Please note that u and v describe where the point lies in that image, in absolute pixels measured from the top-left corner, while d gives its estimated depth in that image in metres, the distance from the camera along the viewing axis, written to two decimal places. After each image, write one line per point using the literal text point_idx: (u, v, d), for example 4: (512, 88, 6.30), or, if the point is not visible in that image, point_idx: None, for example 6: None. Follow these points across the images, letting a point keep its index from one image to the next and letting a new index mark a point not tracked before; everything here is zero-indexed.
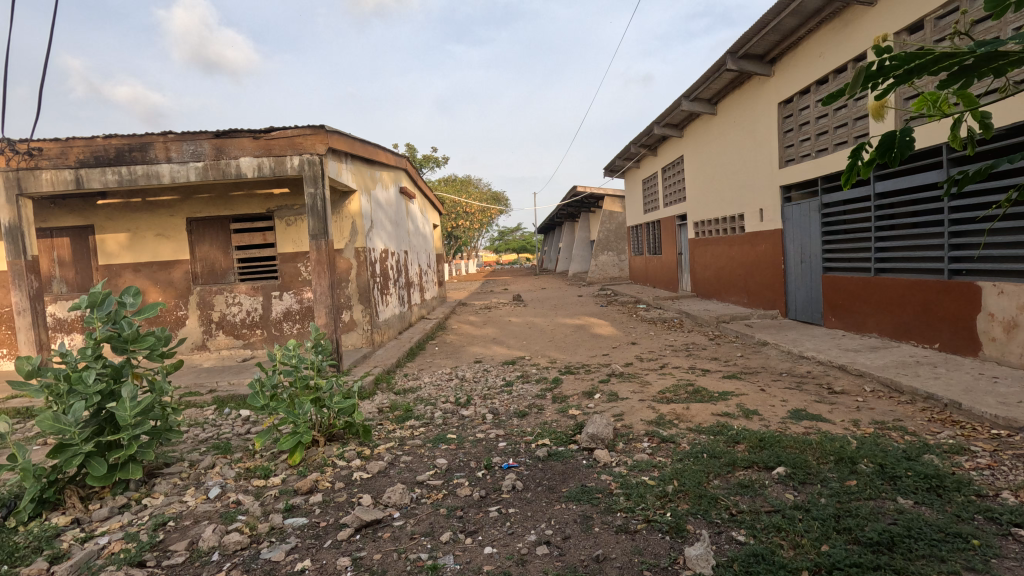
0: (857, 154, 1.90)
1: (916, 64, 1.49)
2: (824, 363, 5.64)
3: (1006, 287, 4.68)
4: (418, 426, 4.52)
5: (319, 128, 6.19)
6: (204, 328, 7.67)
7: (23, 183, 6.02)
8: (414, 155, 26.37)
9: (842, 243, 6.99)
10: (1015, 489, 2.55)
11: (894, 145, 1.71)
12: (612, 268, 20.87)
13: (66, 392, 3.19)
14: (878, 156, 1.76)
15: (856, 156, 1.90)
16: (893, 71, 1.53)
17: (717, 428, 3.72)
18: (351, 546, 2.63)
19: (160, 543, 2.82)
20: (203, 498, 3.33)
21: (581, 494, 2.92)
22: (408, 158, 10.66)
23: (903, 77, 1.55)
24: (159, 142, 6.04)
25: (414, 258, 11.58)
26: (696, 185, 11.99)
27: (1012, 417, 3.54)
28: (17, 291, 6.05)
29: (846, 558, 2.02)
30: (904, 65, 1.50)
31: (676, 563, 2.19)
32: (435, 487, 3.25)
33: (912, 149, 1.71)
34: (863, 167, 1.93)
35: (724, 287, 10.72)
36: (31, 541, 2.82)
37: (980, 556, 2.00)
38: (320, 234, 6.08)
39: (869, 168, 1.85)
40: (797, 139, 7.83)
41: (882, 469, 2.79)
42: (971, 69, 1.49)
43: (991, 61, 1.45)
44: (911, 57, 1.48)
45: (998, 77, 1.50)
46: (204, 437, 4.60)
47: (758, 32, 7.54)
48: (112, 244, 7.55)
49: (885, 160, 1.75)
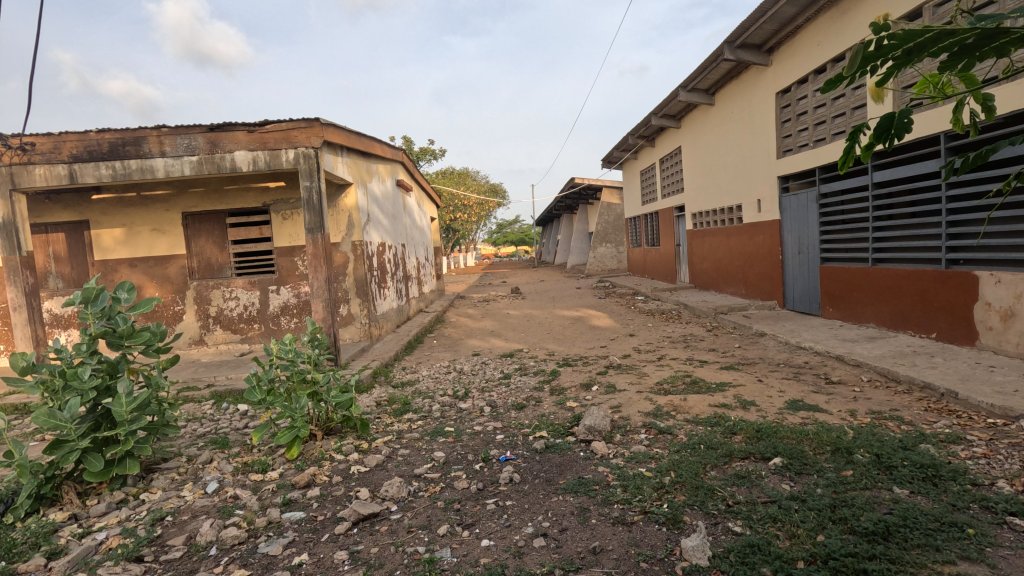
0: (854, 138, 1.91)
1: (916, 45, 1.49)
2: (822, 353, 5.65)
3: (1003, 276, 4.67)
4: (416, 419, 4.53)
5: (314, 121, 6.14)
6: (201, 323, 7.66)
7: (17, 178, 5.98)
8: (410, 148, 26.19)
9: (840, 233, 6.98)
10: (1011, 478, 2.55)
11: (894, 125, 1.74)
12: (610, 260, 20.85)
13: (62, 388, 3.18)
14: (877, 138, 1.79)
15: (854, 140, 1.92)
16: (893, 52, 1.53)
17: (714, 419, 3.72)
18: (348, 540, 2.63)
19: (158, 538, 2.82)
20: (201, 493, 3.33)
21: (578, 486, 2.93)
22: (404, 150, 10.61)
23: (903, 59, 1.56)
24: (152, 136, 5.99)
25: (411, 251, 11.57)
26: (693, 176, 11.96)
27: (1008, 406, 3.54)
28: (12, 287, 6.03)
29: (841, 548, 2.03)
30: (902, 46, 1.50)
31: (673, 554, 2.20)
32: (432, 480, 3.25)
33: (910, 131, 1.74)
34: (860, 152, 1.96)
35: (721, 278, 10.72)
36: (28, 537, 2.82)
37: (975, 545, 2.00)
38: (316, 228, 6.05)
39: (869, 152, 1.86)
40: (795, 129, 7.79)
41: (878, 458, 2.80)
42: (971, 49, 1.49)
43: (990, 40, 1.46)
44: (910, 38, 1.48)
45: (998, 57, 1.50)
46: (201, 432, 4.60)
47: (756, 21, 7.49)
48: (108, 239, 7.52)
49: (884, 141, 1.78)
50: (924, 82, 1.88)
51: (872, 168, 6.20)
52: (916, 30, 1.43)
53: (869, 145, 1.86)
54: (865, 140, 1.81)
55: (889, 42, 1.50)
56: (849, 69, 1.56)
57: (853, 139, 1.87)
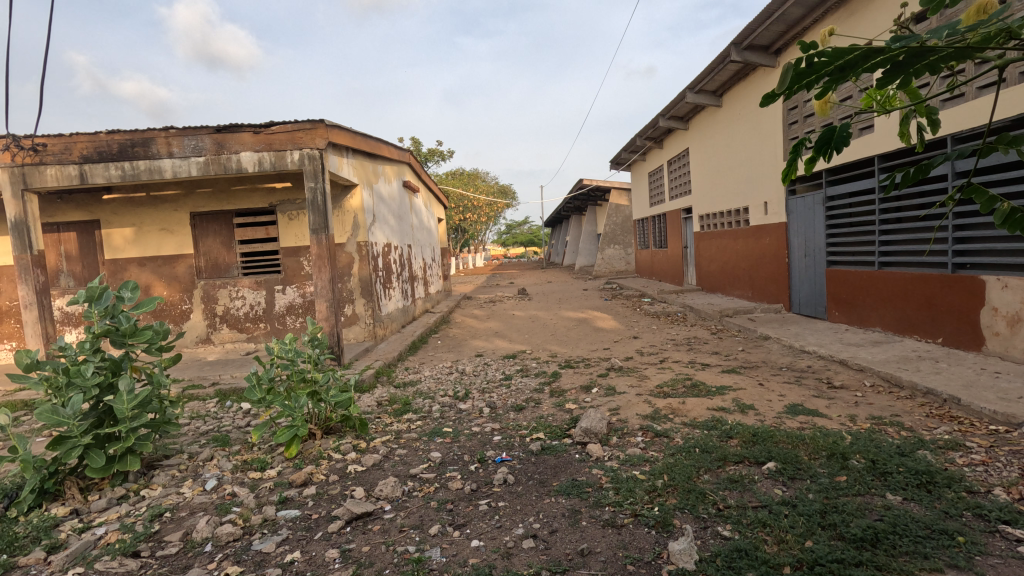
0: (798, 151, 1.86)
1: (847, 62, 1.38)
2: (826, 357, 5.61)
3: (1010, 281, 4.61)
4: (415, 420, 4.55)
5: (319, 122, 6.19)
6: (208, 322, 7.75)
7: (29, 179, 6.08)
8: (419, 149, 26.25)
9: (845, 237, 6.94)
10: (1007, 486, 2.52)
11: (833, 140, 1.68)
12: (619, 262, 20.80)
13: (65, 385, 3.23)
14: (818, 151, 1.74)
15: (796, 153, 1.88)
16: (825, 69, 1.43)
17: (711, 423, 3.71)
18: (340, 538, 2.66)
19: (155, 534, 2.86)
20: (200, 490, 3.37)
21: (571, 488, 2.94)
22: (411, 152, 10.66)
23: (837, 74, 1.44)
24: (160, 137, 6.07)
25: (417, 252, 11.63)
26: (701, 178, 11.90)
27: (1011, 413, 3.49)
28: (23, 285, 6.14)
29: (828, 554, 2.02)
30: (834, 63, 1.40)
31: (660, 557, 2.20)
32: (427, 481, 3.27)
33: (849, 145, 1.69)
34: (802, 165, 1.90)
35: (728, 281, 10.65)
36: (30, 531, 2.88)
37: (964, 553, 1.98)
38: (321, 229, 6.11)
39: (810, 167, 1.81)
40: (802, 131, 7.73)
41: (873, 464, 2.77)
42: (906, 66, 1.38)
43: (923, 57, 1.35)
44: (840, 54, 1.38)
45: (934, 75, 1.40)
46: (204, 430, 4.66)
47: (763, 23, 7.44)
48: (118, 238, 7.63)
49: (824, 155, 1.72)
50: (870, 95, 1.88)
51: (878, 170, 6.16)
52: (842, 47, 1.33)
53: (812, 158, 1.79)
54: (806, 154, 1.74)
55: (819, 59, 1.41)
56: (780, 86, 1.49)
57: (794, 152, 1.84)
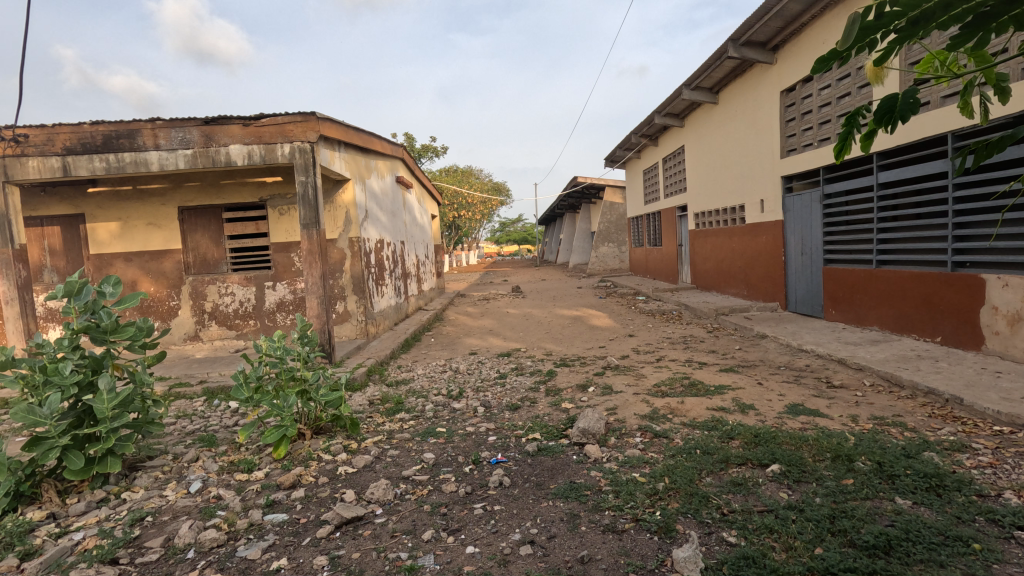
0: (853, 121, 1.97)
1: (920, 13, 1.45)
2: (824, 356, 5.54)
3: (1011, 280, 4.56)
4: (407, 419, 4.44)
5: (310, 115, 6.05)
6: (197, 319, 7.59)
7: (10, 170, 5.91)
8: (412, 144, 26.06)
9: (843, 234, 6.88)
10: (1018, 489, 2.45)
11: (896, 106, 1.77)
12: (612, 260, 20.75)
13: (42, 384, 3.10)
14: (878, 120, 1.84)
15: (851, 124, 1.99)
16: (894, 22, 1.48)
17: (711, 423, 3.63)
18: (330, 544, 2.55)
19: (135, 540, 2.74)
20: (184, 493, 3.25)
21: (569, 491, 2.84)
22: (405, 147, 10.52)
23: (905, 29, 1.50)
24: (146, 129, 5.91)
25: (411, 248, 11.49)
26: (696, 176, 11.84)
27: (1015, 413, 3.43)
28: (4, 280, 5.97)
29: (840, 563, 1.93)
30: (904, 16, 1.46)
31: (664, 565, 2.11)
32: (420, 483, 3.16)
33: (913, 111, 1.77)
34: (859, 138, 2.03)
35: (723, 279, 10.60)
36: (3, 537, 2.74)
37: (981, 561, 1.90)
38: (312, 224, 5.98)
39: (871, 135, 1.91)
40: (800, 128, 7.68)
41: (880, 467, 2.70)
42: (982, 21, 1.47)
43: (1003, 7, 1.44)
44: (914, 6, 1.44)
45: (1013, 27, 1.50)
46: (190, 429, 4.54)
47: (761, 18, 7.37)
48: (103, 233, 7.46)
49: (886, 124, 1.83)
50: (933, 59, 1.94)
51: (876, 168, 6.10)
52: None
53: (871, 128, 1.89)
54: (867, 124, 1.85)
55: (890, 11, 1.46)
56: (844, 42, 1.54)
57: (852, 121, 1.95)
